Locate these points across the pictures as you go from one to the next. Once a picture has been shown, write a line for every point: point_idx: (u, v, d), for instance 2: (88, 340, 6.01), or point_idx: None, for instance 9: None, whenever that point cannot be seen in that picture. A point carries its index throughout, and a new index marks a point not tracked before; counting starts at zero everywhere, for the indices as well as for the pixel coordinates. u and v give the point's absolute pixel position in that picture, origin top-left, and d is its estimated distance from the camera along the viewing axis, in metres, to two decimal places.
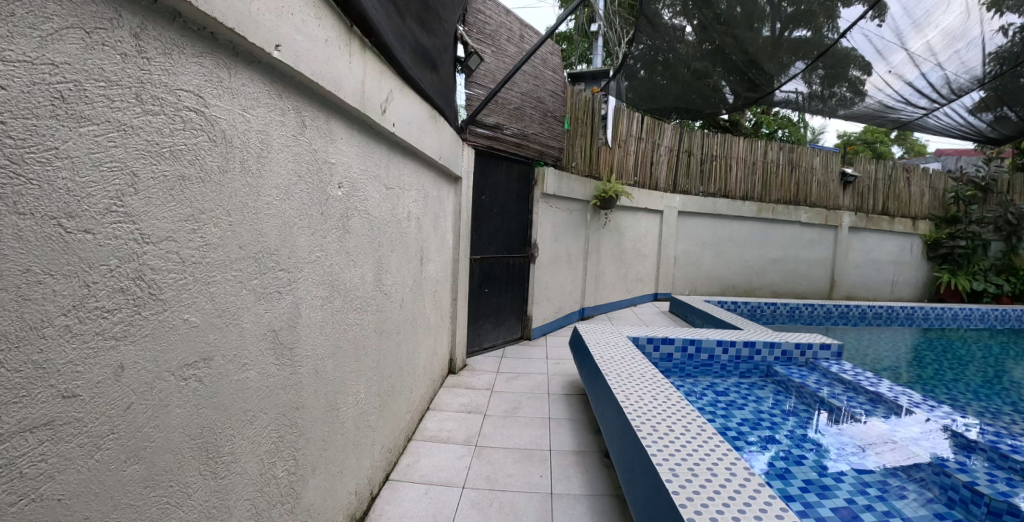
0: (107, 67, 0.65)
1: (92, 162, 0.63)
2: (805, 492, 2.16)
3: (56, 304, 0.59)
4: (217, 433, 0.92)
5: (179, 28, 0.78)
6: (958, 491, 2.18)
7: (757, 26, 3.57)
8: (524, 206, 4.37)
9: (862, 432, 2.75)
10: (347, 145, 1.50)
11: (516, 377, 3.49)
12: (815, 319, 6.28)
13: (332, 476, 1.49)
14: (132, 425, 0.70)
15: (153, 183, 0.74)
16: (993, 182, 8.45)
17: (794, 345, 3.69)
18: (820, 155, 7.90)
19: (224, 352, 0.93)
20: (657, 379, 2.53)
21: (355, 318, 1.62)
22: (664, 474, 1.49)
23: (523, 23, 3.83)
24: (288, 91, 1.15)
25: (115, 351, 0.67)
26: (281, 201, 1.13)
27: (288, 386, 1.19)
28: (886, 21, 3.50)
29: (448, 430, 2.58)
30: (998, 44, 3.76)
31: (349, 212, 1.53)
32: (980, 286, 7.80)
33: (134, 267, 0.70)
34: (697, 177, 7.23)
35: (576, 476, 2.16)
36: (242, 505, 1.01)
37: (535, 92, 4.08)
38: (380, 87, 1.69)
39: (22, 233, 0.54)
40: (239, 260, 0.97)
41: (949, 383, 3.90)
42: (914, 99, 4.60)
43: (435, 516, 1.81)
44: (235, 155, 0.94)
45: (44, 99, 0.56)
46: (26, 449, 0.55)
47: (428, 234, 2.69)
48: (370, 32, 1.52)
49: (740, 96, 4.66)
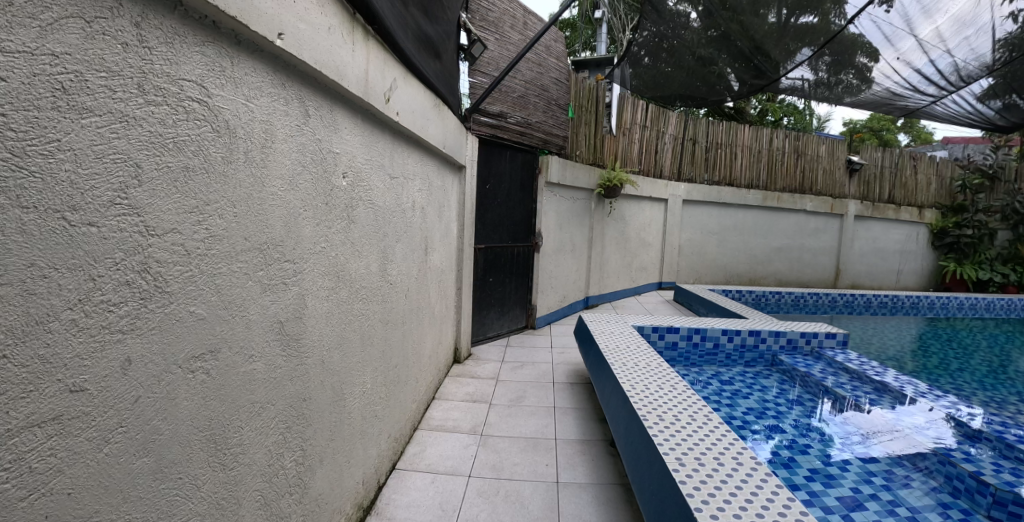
0: (108, 57, 0.62)
1: (94, 155, 0.61)
2: (810, 481, 2.17)
3: (62, 298, 0.57)
4: (226, 425, 0.92)
5: (180, 17, 0.76)
6: (964, 481, 2.16)
7: (763, 12, 3.48)
8: (527, 195, 4.31)
9: (867, 421, 2.76)
10: (350, 134, 1.48)
11: (521, 367, 3.51)
12: (820, 308, 6.26)
13: (340, 465, 1.50)
14: (140, 418, 0.70)
15: (158, 175, 0.72)
16: (1001, 170, 8.32)
17: (799, 334, 3.68)
18: (826, 143, 7.79)
19: (231, 344, 0.92)
20: (663, 368, 2.51)
21: (361, 308, 1.62)
22: (670, 463, 1.49)
23: (526, 9, 3.74)
24: (291, 80, 1.12)
25: (121, 345, 0.66)
26: (286, 192, 1.11)
27: (294, 377, 1.19)
28: (894, 7, 3.41)
29: (453, 419, 2.60)
30: (1009, 30, 3.67)
31: (354, 203, 1.52)
32: (986, 275, 7.75)
33: (140, 260, 0.69)
34: (702, 164, 7.13)
35: (582, 464, 2.18)
36: (252, 497, 1.01)
37: (538, 79, 4.03)
38: (382, 76, 1.64)
39: (24, 228, 0.52)
40: (245, 252, 0.96)
41: (955, 373, 3.89)
42: (922, 86, 4.52)
43: (442, 505, 1.83)
44: (239, 145, 0.92)
45: (44, 90, 0.54)
46: (36, 444, 0.54)
47: (432, 223, 2.66)
48: (372, 18, 1.49)
49: (746, 83, 4.60)
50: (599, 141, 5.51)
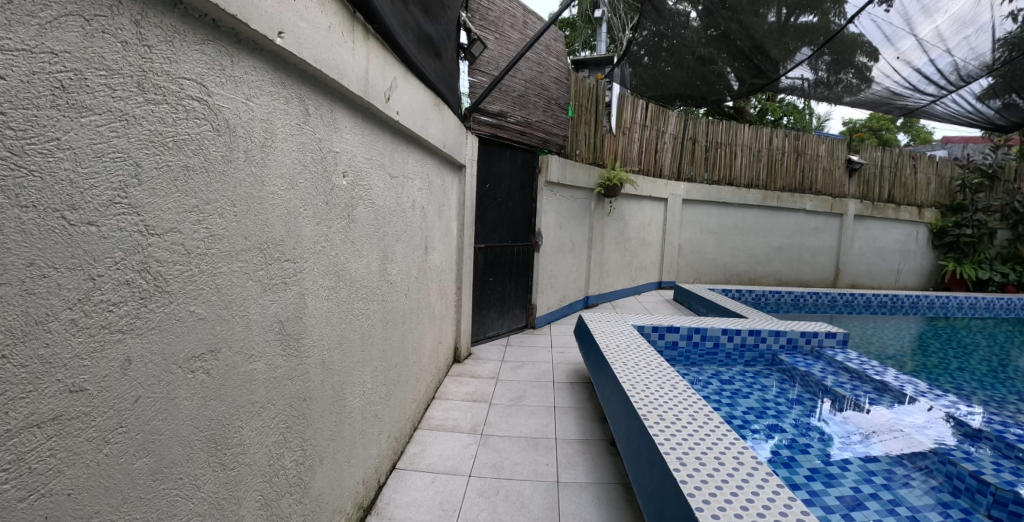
0: (107, 55, 0.62)
1: (94, 153, 0.61)
2: (811, 480, 2.17)
3: (61, 298, 0.57)
4: (226, 425, 0.92)
5: (180, 15, 0.75)
6: (964, 480, 2.15)
7: (763, 11, 3.48)
8: (527, 194, 4.31)
9: (867, 420, 2.76)
10: (351, 133, 1.47)
11: (522, 366, 3.50)
12: (819, 307, 6.27)
13: (340, 465, 1.49)
14: (140, 418, 0.69)
15: (157, 174, 0.72)
16: (1000, 169, 8.33)
17: (799, 333, 3.68)
18: (825, 142, 7.79)
19: (231, 343, 0.92)
20: (664, 368, 2.51)
21: (361, 308, 1.61)
22: (671, 463, 1.49)
23: (525, 8, 3.74)
24: (291, 79, 1.12)
25: (122, 345, 0.66)
26: (286, 191, 1.11)
27: (294, 376, 1.18)
28: (894, 6, 3.41)
29: (453, 418, 2.60)
30: (1008, 30, 3.67)
31: (354, 202, 1.52)
32: (986, 275, 7.76)
33: (139, 260, 0.69)
34: (702, 164, 7.13)
35: (582, 464, 2.18)
36: (252, 497, 1.01)
37: (538, 79, 4.03)
38: (382, 75, 1.64)
39: (24, 227, 0.52)
40: (245, 251, 0.96)
41: (955, 372, 3.90)
42: (922, 86, 4.51)
43: (442, 504, 1.83)
44: (239, 144, 0.92)
45: (44, 88, 0.54)
46: (35, 445, 0.54)
47: (432, 222, 2.66)
48: (372, 17, 1.48)
49: (746, 82, 4.59)
50: (598, 140, 5.51)
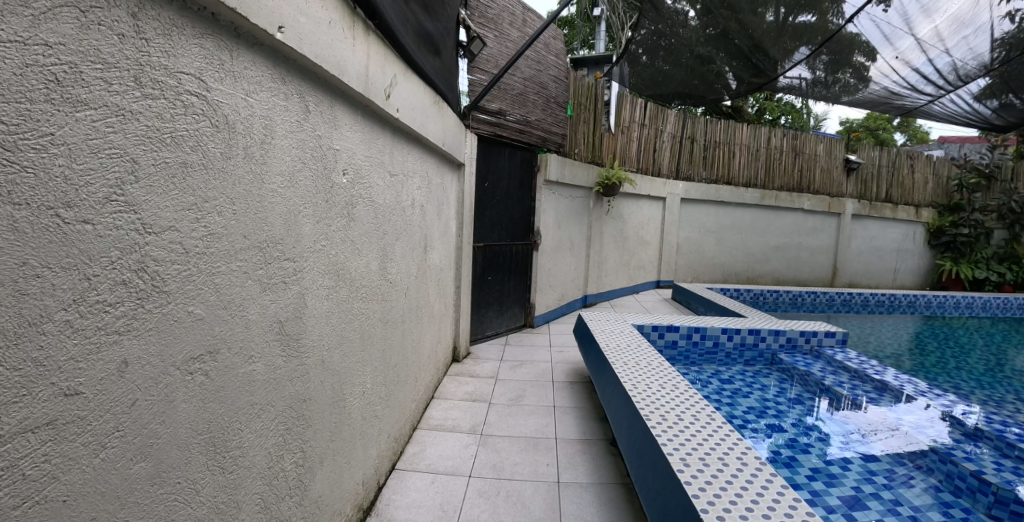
0: (103, 49, 0.60)
1: (90, 149, 0.59)
2: (812, 480, 2.17)
3: (56, 299, 0.55)
4: (225, 427, 0.90)
5: (178, 8, 0.74)
6: (964, 480, 2.15)
7: (762, 10, 3.46)
8: (526, 193, 4.29)
9: (867, 419, 2.77)
10: (350, 130, 1.45)
11: (521, 366, 3.49)
12: (817, 307, 6.29)
13: (340, 467, 1.48)
14: (137, 422, 0.68)
15: (155, 170, 0.70)
16: (996, 170, 8.47)
17: (799, 333, 3.69)
18: (824, 142, 7.80)
19: (230, 345, 0.90)
20: (665, 368, 2.50)
21: (361, 307, 1.60)
22: (674, 464, 1.48)
23: (525, 6, 3.72)
24: (291, 74, 1.09)
25: (117, 347, 0.64)
26: (286, 189, 1.09)
27: (294, 377, 1.17)
28: (894, 7, 3.42)
29: (452, 418, 2.58)
30: (1005, 30, 3.69)
31: (354, 200, 1.50)
32: (982, 274, 7.82)
33: (136, 259, 0.67)
34: (701, 163, 7.12)
35: (583, 464, 2.17)
36: (251, 500, 0.99)
37: (537, 77, 4.01)
38: (382, 72, 1.62)
39: (17, 225, 0.50)
40: (244, 250, 0.94)
41: (952, 371, 3.92)
42: (920, 85, 4.52)
43: (443, 505, 1.82)
44: (238, 141, 0.90)
45: (37, 81, 0.52)
46: (28, 450, 0.52)
47: (432, 221, 2.64)
48: (373, 14, 1.47)
49: (745, 81, 4.58)
50: (597, 139, 5.50)
